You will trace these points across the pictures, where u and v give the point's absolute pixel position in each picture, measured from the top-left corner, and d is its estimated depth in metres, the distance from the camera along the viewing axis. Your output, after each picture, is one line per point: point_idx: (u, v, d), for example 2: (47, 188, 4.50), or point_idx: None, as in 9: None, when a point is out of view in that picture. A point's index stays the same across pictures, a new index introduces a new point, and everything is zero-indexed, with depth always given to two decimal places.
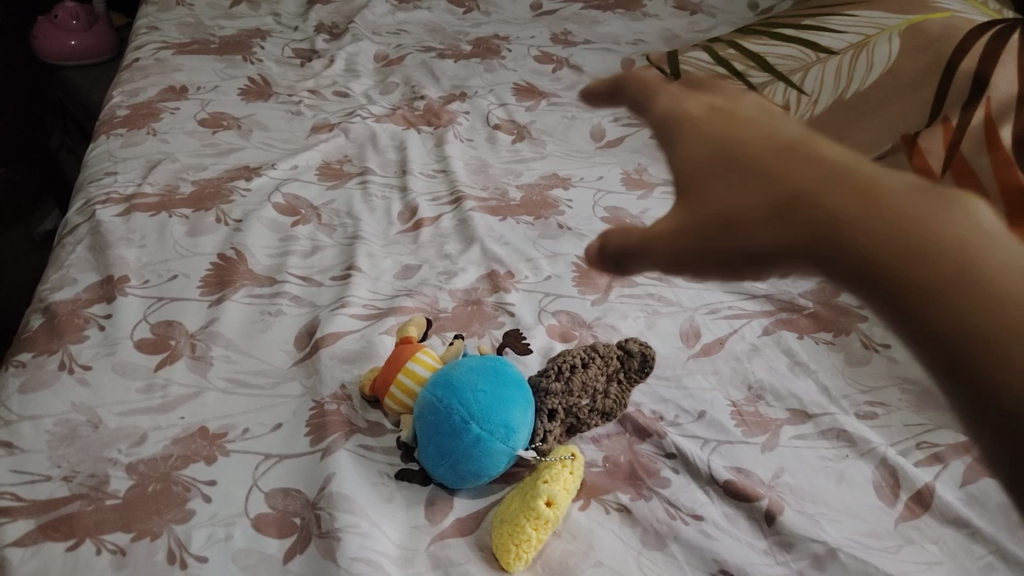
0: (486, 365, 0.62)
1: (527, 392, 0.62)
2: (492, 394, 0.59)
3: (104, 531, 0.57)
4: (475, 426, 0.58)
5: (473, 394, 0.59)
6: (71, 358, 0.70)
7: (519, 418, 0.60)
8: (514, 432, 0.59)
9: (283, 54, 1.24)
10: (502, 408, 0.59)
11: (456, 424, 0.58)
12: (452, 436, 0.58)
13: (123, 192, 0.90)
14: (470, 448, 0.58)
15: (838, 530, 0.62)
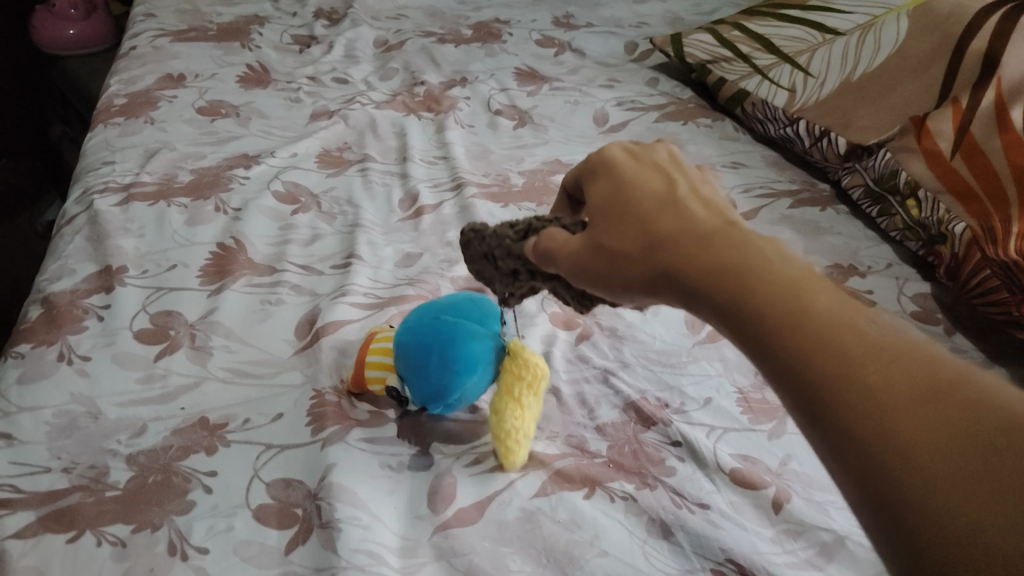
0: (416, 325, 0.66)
1: (445, 302, 0.65)
2: (413, 324, 0.63)
3: (104, 523, 0.56)
4: (418, 348, 0.61)
5: (401, 342, 0.63)
6: (70, 349, 0.69)
7: (447, 317, 0.63)
8: (450, 324, 0.62)
9: (281, 41, 1.23)
10: (427, 323, 0.62)
11: (410, 362, 0.62)
12: (415, 366, 0.61)
13: (121, 181, 0.89)
14: (432, 356, 0.61)
15: (847, 518, 0.61)
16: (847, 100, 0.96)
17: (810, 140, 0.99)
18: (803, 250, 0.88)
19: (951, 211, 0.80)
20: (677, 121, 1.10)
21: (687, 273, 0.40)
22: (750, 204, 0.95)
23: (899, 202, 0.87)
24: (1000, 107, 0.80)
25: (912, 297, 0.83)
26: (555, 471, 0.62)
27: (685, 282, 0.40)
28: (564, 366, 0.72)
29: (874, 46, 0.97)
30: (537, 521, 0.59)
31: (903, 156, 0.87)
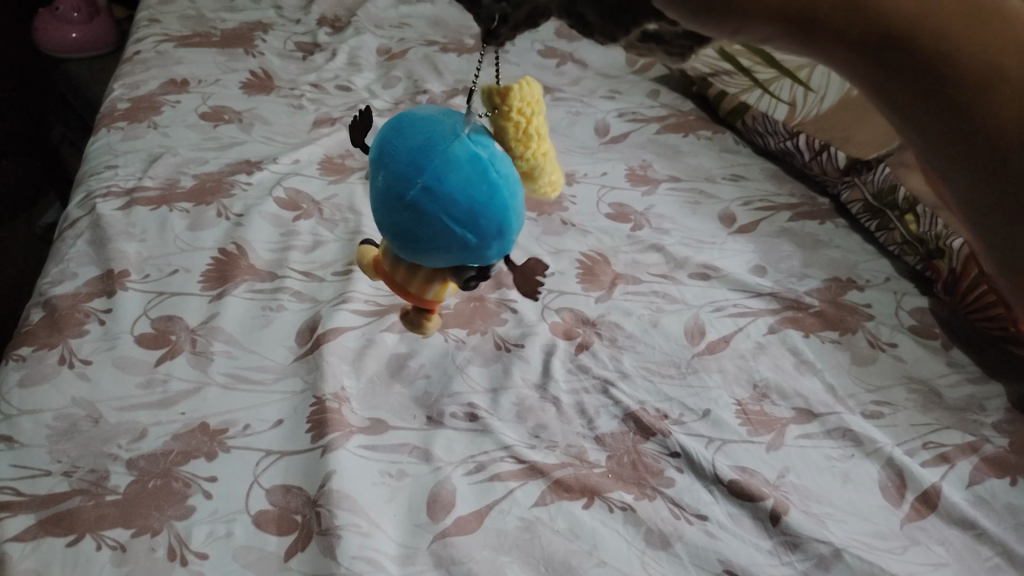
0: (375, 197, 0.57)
1: (373, 154, 0.54)
2: (386, 212, 0.53)
3: (104, 527, 0.56)
4: (409, 222, 0.52)
5: (393, 236, 0.54)
6: (71, 352, 0.69)
7: (385, 170, 0.52)
8: (398, 167, 0.51)
9: (285, 47, 1.24)
10: (386, 193, 0.52)
11: (415, 245, 0.53)
12: (422, 239, 0.53)
13: (124, 185, 0.89)
14: (444, 219, 0.51)
15: (844, 530, 0.62)
16: (846, 115, 0.97)
17: (809, 154, 1.00)
18: (802, 264, 0.89)
19: (948, 227, 0.81)
20: (677, 133, 1.10)
21: (887, 0, 0.26)
22: (749, 216, 0.96)
23: (898, 217, 0.88)
24: None
25: (910, 311, 0.83)
26: (554, 480, 0.62)
27: (858, 15, 0.26)
28: (564, 376, 0.72)
29: None
30: (536, 530, 0.59)
31: (900, 171, 0.88)
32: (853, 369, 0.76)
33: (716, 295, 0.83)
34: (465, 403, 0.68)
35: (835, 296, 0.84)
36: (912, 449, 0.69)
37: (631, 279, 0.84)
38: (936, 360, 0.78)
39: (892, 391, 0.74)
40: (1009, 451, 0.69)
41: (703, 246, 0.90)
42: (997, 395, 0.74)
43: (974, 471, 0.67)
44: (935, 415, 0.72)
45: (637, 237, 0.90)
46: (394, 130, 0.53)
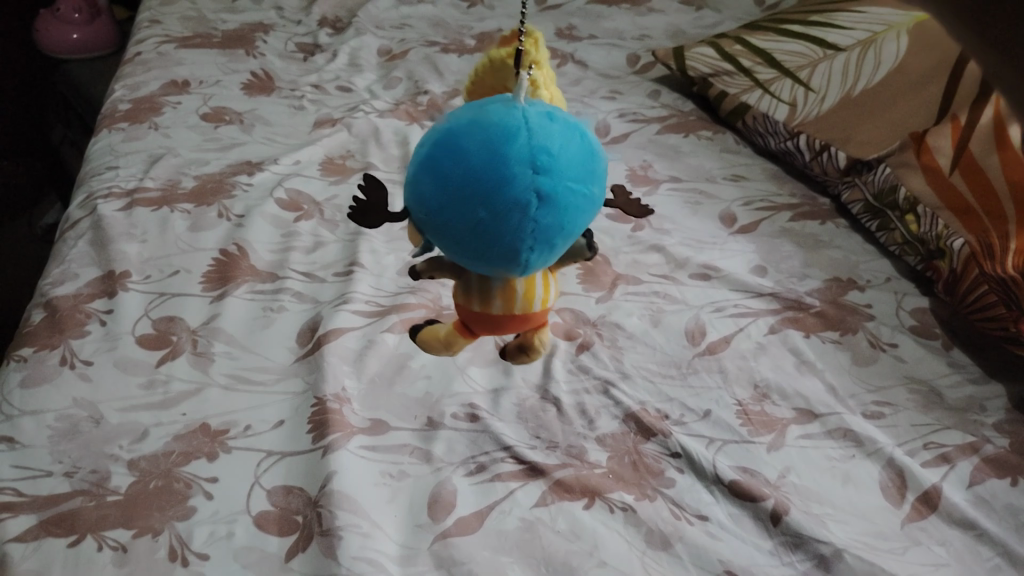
0: (446, 249, 0.46)
1: (431, 206, 0.44)
2: (509, 239, 0.43)
3: (105, 527, 0.56)
4: (547, 220, 0.43)
5: (520, 259, 0.45)
6: (72, 353, 0.69)
7: (479, 199, 0.42)
8: (493, 182, 0.42)
9: (286, 48, 1.24)
10: (498, 220, 0.42)
11: (551, 245, 0.45)
12: (560, 229, 0.44)
13: (125, 186, 0.90)
14: (575, 187, 0.43)
15: (844, 530, 0.62)
16: (846, 115, 0.97)
17: (810, 154, 0.99)
18: (802, 264, 0.89)
19: (949, 227, 0.81)
20: (677, 133, 1.10)
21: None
22: (750, 216, 0.96)
23: (898, 217, 0.88)
24: (998, 125, 0.81)
25: (910, 311, 0.83)
26: (555, 481, 0.62)
27: None
28: (564, 377, 0.72)
29: (875, 62, 0.97)
30: (536, 531, 0.59)
31: (902, 171, 0.88)
32: (853, 369, 0.76)
33: (716, 295, 0.83)
34: (465, 404, 0.68)
35: (835, 296, 0.84)
36: (913, 450, 0.69)
37: (632, 280, 0.84)
38: (936, 361, 0.78)
39: (893, 392, 0.74)
40: (1010, 451, 0.69)
41: (703, 247, 0.90)
42: (998, 395, 0.74)
43: (974, 471, 0.67)
44: (935, 416, 0.72)
45: (637, 238, 0.90)
46: (444, 162, 0.43)
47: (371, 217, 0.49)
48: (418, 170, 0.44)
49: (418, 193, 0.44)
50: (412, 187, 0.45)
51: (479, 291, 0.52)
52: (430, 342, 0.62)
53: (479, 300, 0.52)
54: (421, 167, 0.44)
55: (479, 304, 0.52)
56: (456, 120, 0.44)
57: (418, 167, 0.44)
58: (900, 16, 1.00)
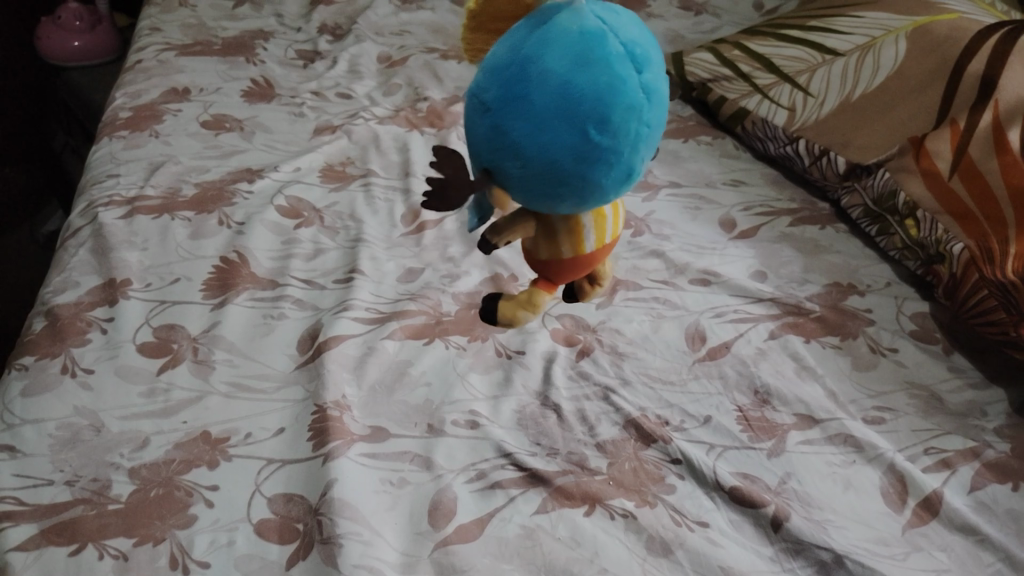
0: (547, 193, 0.43)
1: (531, 150, 0.41)
2: (625, 150, 0.42)
3: (106, 536, 0.56)
4: (651, 118, 0.43)
5: (629, 170, 0.44)
6: (73, 361, 0.69)
7: (595, 122, 0.40)
8: (606, 93, 0.40)
9: (286, 56, 1.24)
10: (609, 139, 0.41)
11: (652, 145, 0.45)
12: (658, 125, 0.44)
13: (126, 194, 0.90)
14: (662, 80, 0.43)
15: (845, 536, 0.62)
16: (845, 120, 0.97)
17: (809, 159, 0.99)
18: (802, 269, 0.89)
19: (949, 231, 0.81)
20: (677, 138, 1.11)
21: None
22: (750, 221, 0.96)
23: (898, 222, 0.88)
24: (996, 130, 0.81)
25: (910, 316, 0.83)
26: (555, 488, 0.62)
27: None
28: (565, 384, 0.72)
29: (873, 67, 0.97)
30: (537, 538, 0.59)
31: (901, 176, 0.88)
32: (854, 374, 0.76)
33: (716, 301, 0.83)
34: (466, 411, 0.68)
35: (835, 301, 0.84)
36: (914, 455, 0.68)
37: (632, 285, 0.84)
38: (937, 365, 0.78)
39: (894, 396, 0.74)
40: (1011, 456, 0.69)
41: (703, 252, 0.90)
42: (999, 400, 0.74)
43: (976, 476, 0.67)
44: (936, 420, 0.72)
45: (636, 243, 0.90)
46: (538, 95, 0.40)
47: (451, 196, 0.45)
48: (503, 117, 0.41)
49: (512, 142, 0.41)
50: (496, 139, 0.42)
51: (547, 237, 0.50)
52: (510, 312, 0.55)
53: (549, 248, 0.51)
54: (506, 113, 0.41)
55: (549, 250, 0.51)
56: (520, 45, 0.41)
57: (498, 115, 0.41)
58: (900, 19, 0.98)
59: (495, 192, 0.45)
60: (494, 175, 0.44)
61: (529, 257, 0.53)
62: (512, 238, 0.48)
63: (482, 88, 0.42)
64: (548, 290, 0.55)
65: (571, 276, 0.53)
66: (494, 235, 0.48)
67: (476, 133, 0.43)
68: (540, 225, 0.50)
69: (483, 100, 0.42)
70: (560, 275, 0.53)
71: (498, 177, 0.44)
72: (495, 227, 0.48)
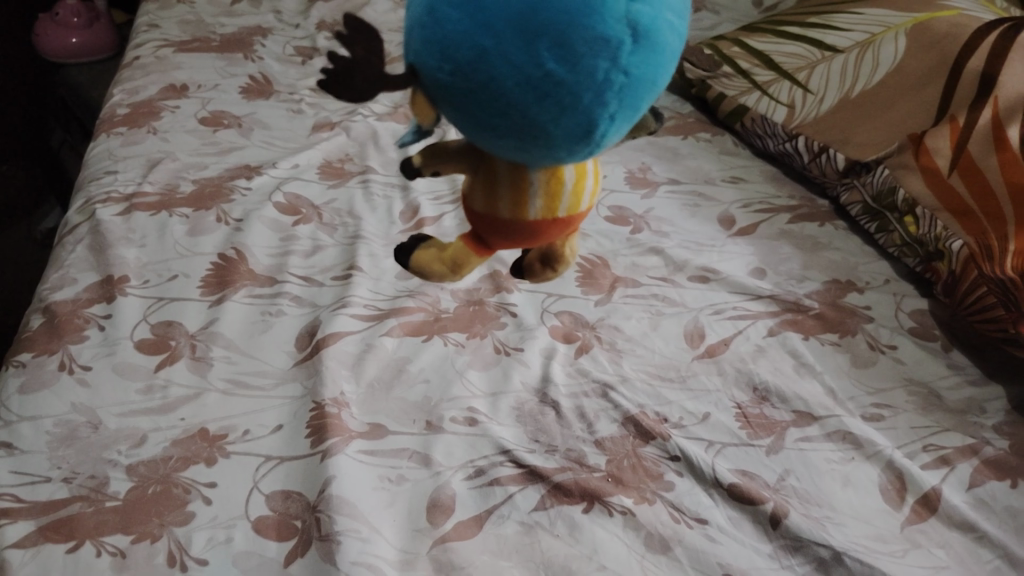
0: (473, 122, 0.30)
1: (464, 53, 0.28)
2: (586, 100, 0.29)
3: (103, 533, 0.56)
4: (638, 68, 0.29)
5: (593, 129, 0.30)
6: (71, 358, 0.69)
7: (551, 39, 0.27)
8: (574, 8, 0.27)
9: (284, 52, 1.24)
10: (568, 75, 0.28)
11: (631, 113, 0.31)
12: (649, 79, 0.30)
13: (123, 191, 0.89)
14: (671, 24, 0.30)
15: (844, 533, 0.61)
16: (844, 117, 0.97)
17: (809, 155, 0.99)
18: (802, 266, 0.89)
19: (948, 228, 0.81)
20: (677, 135, 1.10)
21: None
22: (749, 218, 0.96)
23: (897, 219, 0.88)
24: (997, 126, 0.81)
25: (909, 313, 0.83)
26: (554, 485, 0.62)
27: None
28: (564, 380, 0.72)
29: (873, 64, 0.96)
30: (536, 535, 0.59)
31: (901, 173, 0.88)
32: (853, 372, 0.76)
33: (716, 298, 0.83)
34: (464, 408, 0.68)
35: (834, 298, 0.84)
36: (913, 452, 0.68)
37: (631, 282, 0.84)
38: (936, 362, 0.78)
39: (893, 393, 0.74)
40: (1010, 453, 0.69)
41: (702, 249, 0.90)
42: (998, 397, 0.74)
43: (974, 473, 0.66)
44: (935, 417, 0.72)
45: (636, 240, 0.90)
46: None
47: (358, 85, 0.29)
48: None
49: (441, 34, 0.28)
50: (424, 25, 0.29)
51: (485, 180, 0.36)
52: (425, 258, 0.42)
53: (483, 198, 0.37)
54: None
55: (485, 201, 0.37)
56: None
57: None
58: (900, 16, 0.98)
59: (416, 94, 0.31)
60: (419, 76, 0.30)
61: (465, 204, 0.39)
62: (443, 169, 0.37)
63: None
64: (479, 255, 0.41)
65: (509, 247, 0.39)
66: (424, 157, 0.37)
67: (411, 12, 0.30)
68: (478, 162, 0.36)
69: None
70: (492, 239, 0.39)
71: (422, 79, 0.30)
72: (434, 149, 0.37)
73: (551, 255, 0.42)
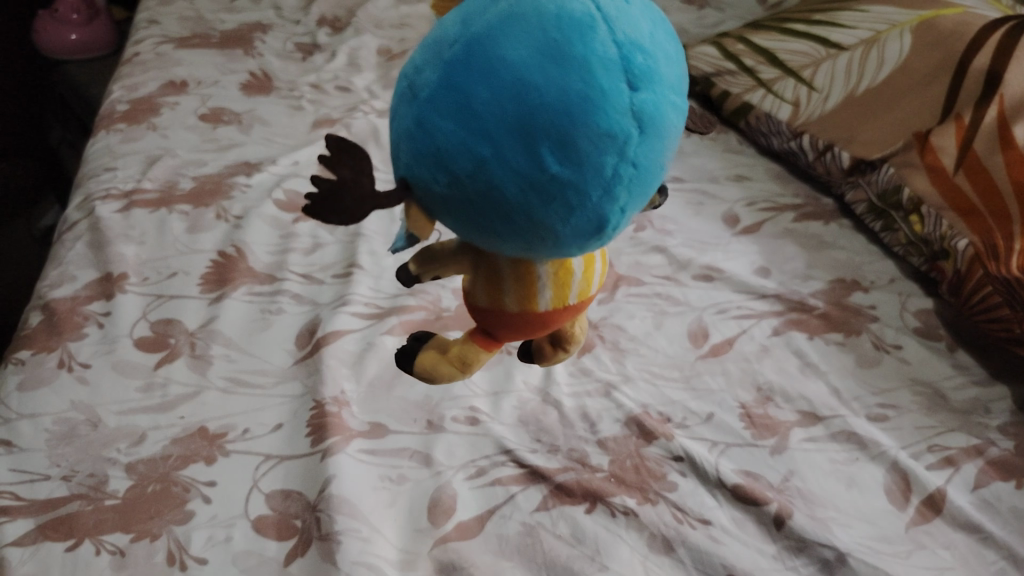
0: (481, 226, 0.33)
1: (464, 164, 0.31)
2: (595, 196, 0.32)
3: (103, 532, 0.56)
4: (643, 157, 0.32)
5: (602, 220, 0.33)
6: (70, 356, 0.68)
7: (553, 142, 0.30)
8: (574, 109, 0.30)
9: (285, 48, 1.23)
10: (573, 175, 0.31)
11: (638, 199, 0.34)
12: (654, 164, 0.33)
13: (123, 187, 0.89)
14: (670, 109, 0.33)
15: (849, 534, 0.61)
16: (849, 115, 0.96)
17: (813, 154, 0.99)
18: (806, 265, 0.88)
19: (954, 227, 0.81)
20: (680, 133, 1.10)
21: None
22: (753, 217, 0.95)
23: (902, 218, 0.88)
24: (1003, 125, 0.81)
25: (914, 313, 0.83)
26: (556, 485, 0.62)
27: None
28: (566, 380, 0.72)
29: (878, 62, 0.96)
30: (538, 535, 0.58)
31: (906, 171, 0.88)
32: (857, 372, 0.75)
33: (719, 297, 0.82)
34: (466, 407, 0.68)
35: (838, 297, 0.83)
36: (917, 452, 0.68)
37: (634, 281, 0.84)
38: (940, 362, 0.77)
39: (897, 394, 0.73)
40: (1015, 454, 0.68)
41: (705, 248, 0.90)
42: (1003, 397, 0.74)
43: (980, 474, 0.66)
44: (940, 418, 0.71)
45: (639, 239, 0.89)
46: (484, 91, 0.30)
47: (347, 207, 0.31)
48: (432, 111, 0.31)
49: (440, 145, 0.31)
50: (418, 138, 0.32)
51: (491, 278, 0.39)
52: (433, 362, 0.44)
53: (489, 295, 0.39)
54: (434, 106, 0.31)
55: (492, 298, 0.39)
56: (474, 19, 0.32)
57: (428, 106, 0.31)
58: (905, 13, 0.97)
59: (411, 207, 0.34)
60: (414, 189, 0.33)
61: (468, 301, 0.41)
62: (441, 274, 0.40)
63: (420, 71, 0.32)
64: (486, 347, 0.44)
65: (516, 337, 0.42)
66: (420, 264, 0.39)
67: (400, 123, 0.33)
68: (481, 260, 0.38)
69: (414, 85, 0.32)
70: (501, 332, 0.41)
71: (419, 193, 0.33)
72: (426, 255, 0.39)
73: (559, 334, 0.45)
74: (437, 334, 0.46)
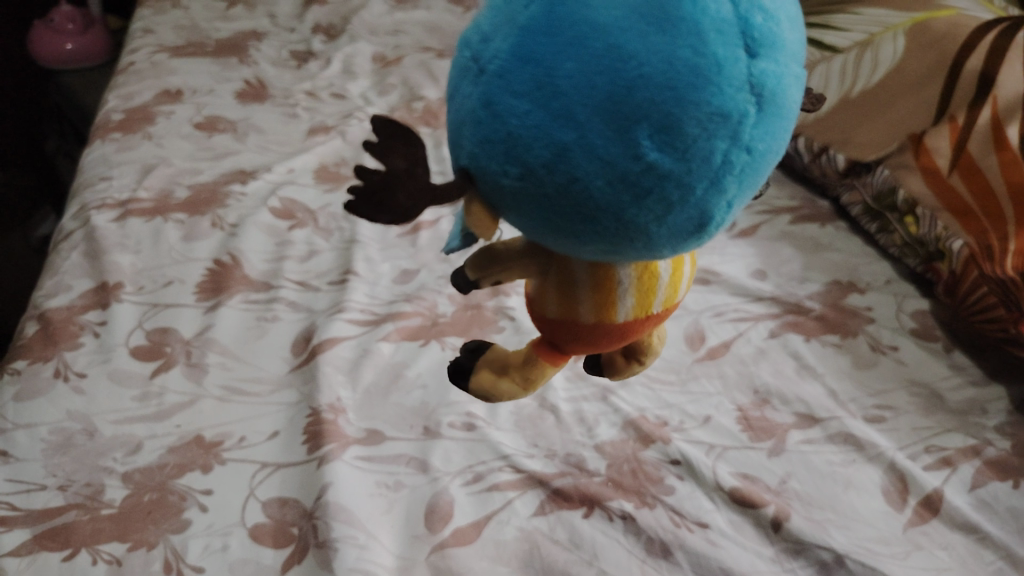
0: (558, 226, 0.29)
1: (542, 152, 0.27)
2: (700, 187, 0.28)
3: (99, 541, 0.56)
4: (759, 140, 0.28)
5: (707, 216, 0.30)
6: (65, 366, 0.68)
7: (655, 126, 0.26)
8: (681, 85, 0.26)
9: (279, 56, 1.23)
10: (682, 161, 0.27)
11: (748, 190, 0.30)
12: (770, 147, 0.29)
13: (118, 197, 0.89)
14: (792, 81, 0.29)
15: (846, 536, 0.61)
16: (845, 118, 0.96)
17: (809, 156, 1.00)
18: (802, 268, 0.88)
19: (949, 228, 0.81)
20: None
21: None
22: (750, 220, 0.96)
23: (898, 219, 0.88)
24: (996, 126, 0.80)
25: (911, 314, 0.83)
26: (553, 490, 0.62)
27: None
28: (563, 385, 0.72)
29: (872, 64, 0.94)
30: (535, 540, 0.58)
31: (901, 173, 0.88)
32: (854, 373, 0.75)
33: (716, 300, 0.83)
34: (463, 413, 0.68)
35: (835, 299, 0.84)
36: (914, 453, 0.68)
37: None
38: (937, 363, 0.77)
39: (894, 395, 0.73)
40: (1012, 454, 0.68)
41: (701, 251, 0.90)
42: (1000, 397, 0.74)
43: (977, 474, 0.66)
44: (937, 419, 0.71)
45: None
46: (569, 61, 0.26)
47: (401, 203, 0.27)
48: (501, 88, 0.27)
49: (509, 130, 0.27)
50: (484, 122, 0.28)
51: (563, 285, 0.35)
52: (491, 381, 0.40)
53: (561, 302, 0.36)
54: (505, 82, 0.27)
55: (564, 307, 0.36)
56: None
57: (494, 85, 0.27)
58: (899, 15, 0.95)
59: (473, 205, 0.31)
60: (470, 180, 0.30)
61: (534, 310, 0.38)
62: (507, 275, 0.37)
63: (485, 42, 0.28)
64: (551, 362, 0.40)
65: (586, 350, 0.38)
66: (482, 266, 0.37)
67: (461, 103, 0.29)
68: (550, 264, 0.35)
69: (479, 58, 0.28)
70: (567, 344, 0.38)
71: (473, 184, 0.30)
72: (488, 257, 0.37)
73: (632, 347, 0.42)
74: (491, 347, 0.42)
